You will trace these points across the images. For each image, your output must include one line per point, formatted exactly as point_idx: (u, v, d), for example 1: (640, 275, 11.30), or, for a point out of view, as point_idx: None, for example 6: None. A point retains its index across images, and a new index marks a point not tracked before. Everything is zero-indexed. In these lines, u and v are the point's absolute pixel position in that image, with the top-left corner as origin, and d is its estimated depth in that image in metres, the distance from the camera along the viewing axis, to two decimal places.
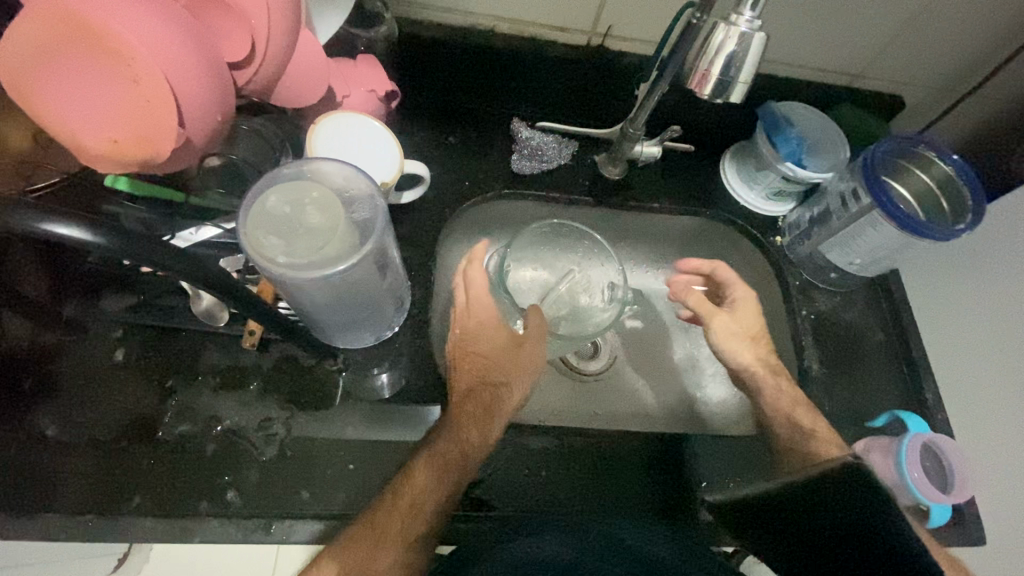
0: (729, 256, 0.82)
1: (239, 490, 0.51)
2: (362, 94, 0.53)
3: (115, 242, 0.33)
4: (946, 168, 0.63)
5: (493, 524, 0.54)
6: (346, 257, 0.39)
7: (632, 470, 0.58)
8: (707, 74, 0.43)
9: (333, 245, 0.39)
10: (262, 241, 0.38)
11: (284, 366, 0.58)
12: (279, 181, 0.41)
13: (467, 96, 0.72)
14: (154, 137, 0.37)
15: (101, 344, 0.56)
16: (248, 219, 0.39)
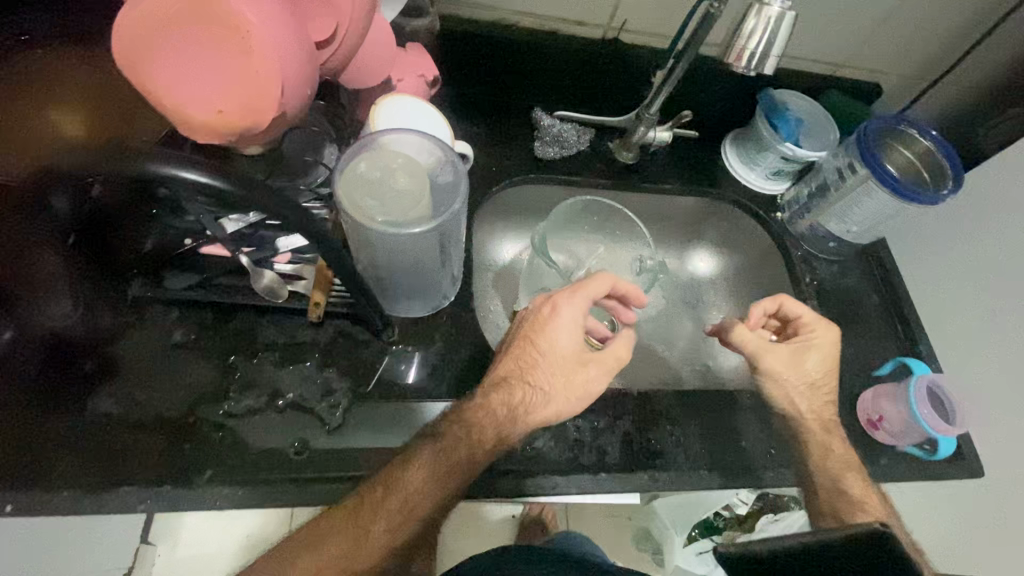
0: (732, 233, 0.88)
1: (311, 457, 0.53)
2: (414, 79, 0.57)
3: (236, 187, 0.35)
4: (926, 143, 0.71)
5: (551, 478, 0.58)
6: (433, 217, 0.43)
7: (670, 425, 0.63)
8: (744, 51, 0.49)
9: (422, 206, 0.43)
10: (360, 202, 0.41)
11: (339, 341, 0.60)
12: (365, 149, 0.44)
13: (491, 87, 0.76)
14: (255, 108, 0.39)
15: (160, 325, 0.56)
16: (343, 184, 0.42)
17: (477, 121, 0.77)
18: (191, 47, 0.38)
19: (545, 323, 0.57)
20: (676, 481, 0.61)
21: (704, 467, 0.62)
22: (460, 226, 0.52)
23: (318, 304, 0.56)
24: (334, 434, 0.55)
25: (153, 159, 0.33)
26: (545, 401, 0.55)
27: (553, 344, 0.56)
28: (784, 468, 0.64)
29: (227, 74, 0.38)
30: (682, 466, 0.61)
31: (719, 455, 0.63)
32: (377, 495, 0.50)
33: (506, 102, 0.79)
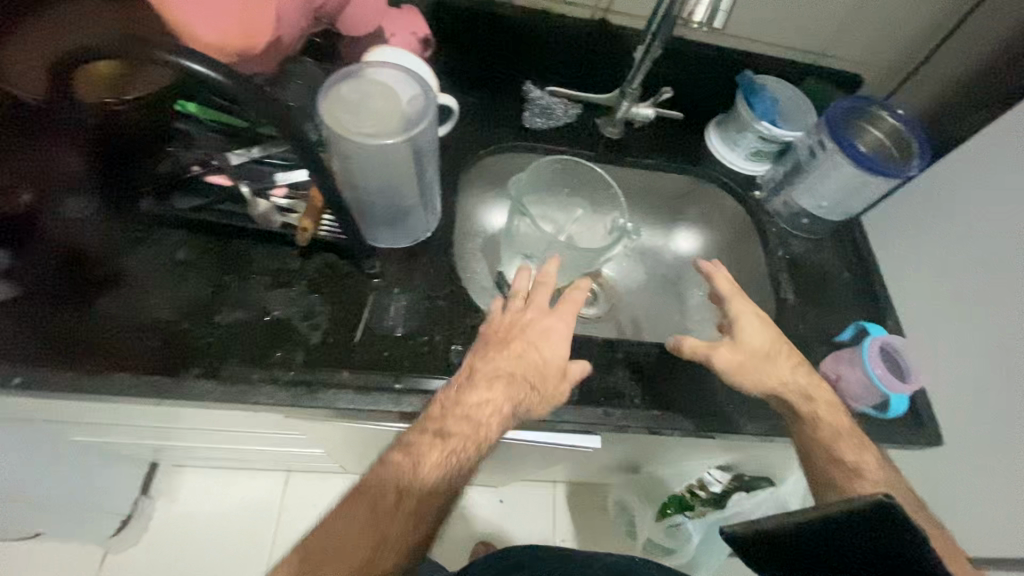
0: (713, 213, 0.92)
1: (289, 366, 0.58)
2: (406, 36, 0.62)
3: (229, 82, 0.41)
4: (892, 122, 0.76)
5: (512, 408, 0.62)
6: (404, 133, 0.49)
7: (631, 371, 0.67)
8: None
9: (395, 124, 0.49)
10: (341, 118, 0.48)
11: (325, 271, 0.65)
12: (349, 74, 0.50)
13: (485, 61, 0.82)
14: (255, 29, 0.47)
15: (166, 243, 0.62)
16: (326, 102, 0.48)
17: (471, 92, 0.83)
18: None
19: (542, 328, 0.58)
20: (633, 422, 0.64)
21: (660, 412, 0.65)
22: (434, 149, 0.58)
23: (307, 230, 0.62)
24: (313, 350, 0.60)
25: (160, 49, 0.40)
26: (535, 400, 0.57)
27: (528, 350, 0.57)
28: (741, 418, 0.67)
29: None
30: (638, 409, 0.65)
31: (677, 405, 0.66)
32: (389, 503, 0.51)
33: (499, 76, 0.84)
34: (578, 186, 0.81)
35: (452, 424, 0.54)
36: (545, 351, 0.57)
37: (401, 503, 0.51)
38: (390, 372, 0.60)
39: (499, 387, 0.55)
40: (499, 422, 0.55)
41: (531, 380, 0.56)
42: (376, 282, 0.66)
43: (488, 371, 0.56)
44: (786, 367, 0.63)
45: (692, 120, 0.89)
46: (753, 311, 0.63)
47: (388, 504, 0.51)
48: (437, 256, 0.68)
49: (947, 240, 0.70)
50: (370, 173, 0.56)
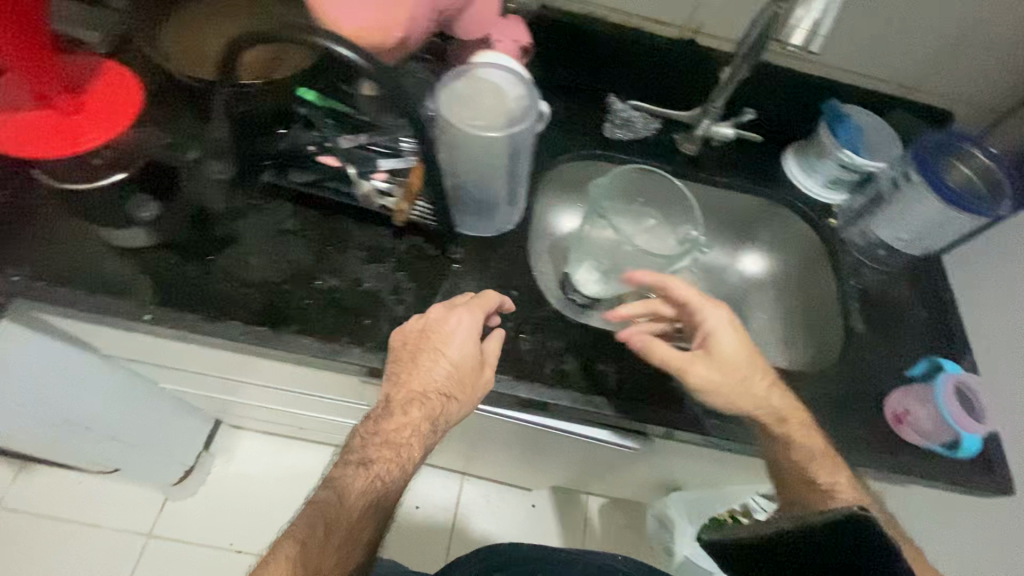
0: (784, 238, 0.92)
1: (375, 333, 0.64)
2: (509, 44, 0.67)
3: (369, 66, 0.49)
4: (983, 159, 0.76)
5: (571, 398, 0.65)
6: (505, 129, 0.54)
7: (691, 379, 0.68)
8: None
9: (498, 119, 0.54)
10: (451, 109, 0.54)
11: (413, 252, 0.70)
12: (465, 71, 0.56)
13: (574, 72, 0.87)
14: (389, 25, 0.53)
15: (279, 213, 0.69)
16: (441, 94, 0.54)
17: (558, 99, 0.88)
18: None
19: (438, 336, 0.61)
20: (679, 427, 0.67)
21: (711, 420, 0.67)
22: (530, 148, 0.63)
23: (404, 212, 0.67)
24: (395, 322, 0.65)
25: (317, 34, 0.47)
26: (455, 408, 0.60)
27: (449, 352, 0.60)
28: (798, 440, 0.67)
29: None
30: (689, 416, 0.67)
31: (731, 418, 0.68)
32: (319, 537, 0.54)
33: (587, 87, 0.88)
34: (651, 197, 0.84)
35: (372, 451, 0.58)
36: (446, 357, 0.60)
37: (333, 536, 0.55)
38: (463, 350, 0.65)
39: (414, 411, 0.59)
40: (428, 435, 0.60)
41: (451, 395, 0.60)
42: (457, 267, 0.71)
43: (409, 398, 0.60)
44: (762, 386, 0.64)
45: (771, 144, 0.90)
46: (727, 312, 0.63)
47: (319, 536, 0.54)
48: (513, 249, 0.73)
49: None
50: (469, 165, 0.62)
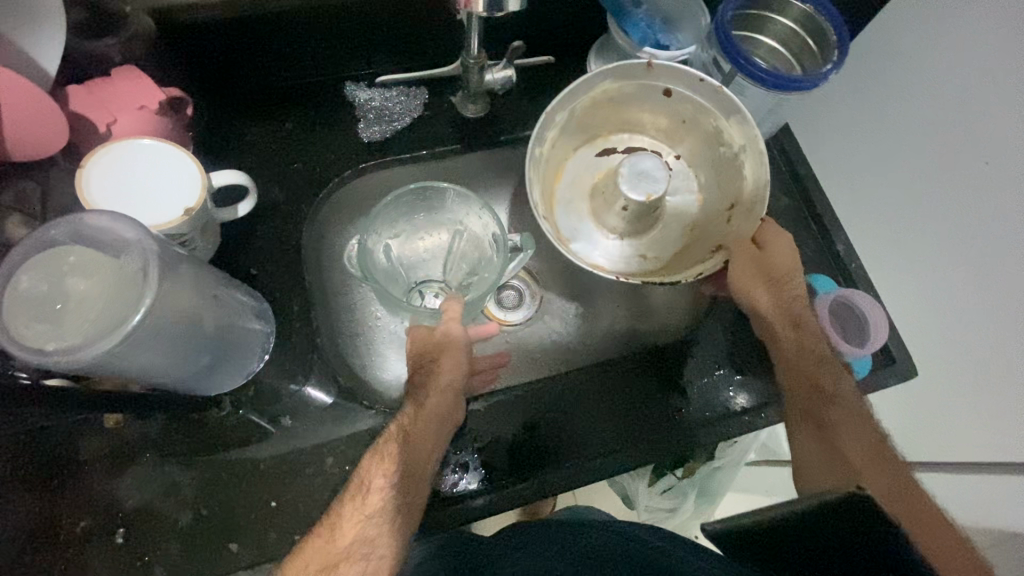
0: None
1: (165, 565, 0.50)
2: (132, 115, 0.47)
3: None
4: (802, 7, 0.59)
5: (488, 497, 0.56)
6: (121, 285, 0.35)
7: (604, 413, 0.61)
8: None
9: (106, 286, 0.35)
10: (32, 290, 0.34)
11: (175, 427, 0.54)
12: (52, 244, 0.35)
13: (292, 72, 0.63)
14: None
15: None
16: (27, 267, 0.34)
17: (279, 119, 0.64)
18: (38, 140, 0.42)
19: (608, 190, 0.62)
20: (532, 470, 0.58)
21: (500, 485, 0.57)
22: (199, 291, 0.42)
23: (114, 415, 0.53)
24: (710, 439, 0.60)
25: None
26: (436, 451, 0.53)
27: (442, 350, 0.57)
28: (729, 418, 0.61)
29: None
30: (489, 501, 0.56)
31: (678, 431, 0.60)
32: None
33: (314, 80, 0.64)
34: (437, 208, 0.66)
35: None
36: (593, 238, 0.65)
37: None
38: (266, 510, 0.52)
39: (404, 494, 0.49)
40: (601, 460, 0.59)
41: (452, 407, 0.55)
42: (238, 414, 0.55)
43: (760, 257, 0.59)
44: (635, 386, 0.63)
45: (567, 63, 0.71)
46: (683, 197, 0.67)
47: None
48: (310, 314, 0.60)
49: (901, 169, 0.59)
50: (152, 365, 0.41)
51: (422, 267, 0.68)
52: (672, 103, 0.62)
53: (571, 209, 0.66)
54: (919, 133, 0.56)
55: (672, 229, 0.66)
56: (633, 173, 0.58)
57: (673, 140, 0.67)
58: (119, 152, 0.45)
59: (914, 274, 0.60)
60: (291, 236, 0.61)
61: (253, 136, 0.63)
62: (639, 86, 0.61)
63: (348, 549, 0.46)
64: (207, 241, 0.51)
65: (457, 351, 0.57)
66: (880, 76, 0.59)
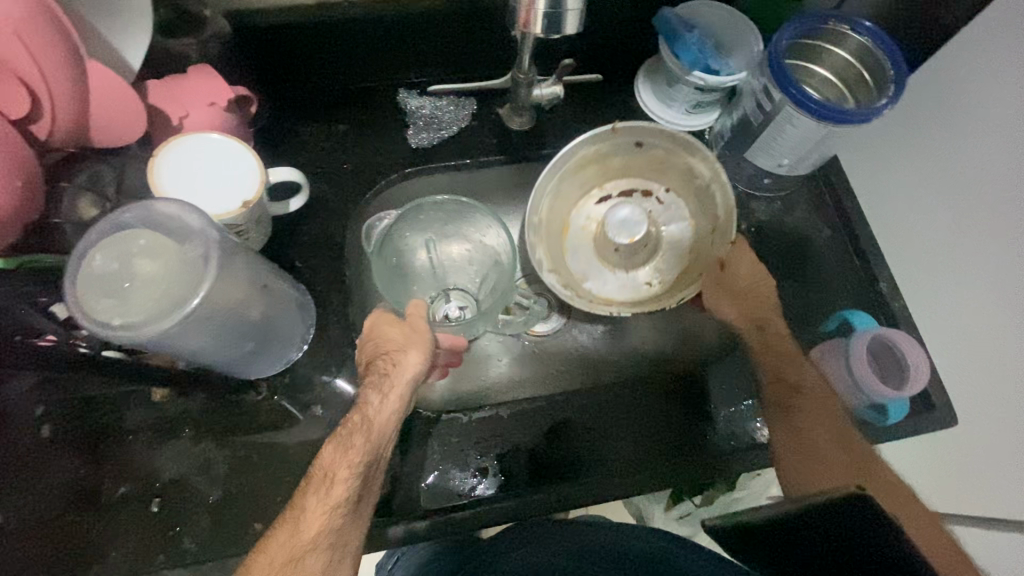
0: None
1: (194, 536, 0.52)
2: (202, 110, 0.50)
3: None
4: (860, 39, 0.59)
5: (500, 504, 0.57)
6: (180, 272, 0.37)
7: (624, 432, 0.61)
8: (534, 11, 0.45)
9: (168, 271, 0.37)
10: (102, 267, 0.36)
11: (213, 406, 0.56)
12: (123, 227, 0.38)
13: (350, 77, 0.66)
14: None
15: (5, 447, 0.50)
16: (99, 245, 0.37)
17: (333, 120, 0.66)
18: (115, 130, 0.44)
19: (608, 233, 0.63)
20: (548, 482, 0.58)
21: (512, 493, 0.57)
22: (249, 284, 0.45)
23: (161, 391, 0.56)
24: (732, 469, 0.60)
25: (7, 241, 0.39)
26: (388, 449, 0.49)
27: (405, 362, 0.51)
28: (750, 451, 0.60)
29: (20, 205, 0.38)
30: (502, 507, 0.57)
31: (696, 460, 0.60)
32: None
33: (369, 85, 0.67)
34: (462, 221, 0.65)
35: None
36: (603, 284, 0.65)
37: None
38: (289, 494, 0.54)
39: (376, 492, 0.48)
40: (613, 479, 0.59)
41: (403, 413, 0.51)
42: (274, 398, 0.58)
43: (726, 284, 0.62)
44: (658, 409, 0.63)
45: (616, 81, 0.72)
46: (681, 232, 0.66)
47: None
48: (348, 309, 0.62)
49: (944, 209, 0.58)
50: (198, 348, 0.43)
51: (453, 272, 0.66)
52: (648, 152, 0.64)
53: (579, 256, 0.65)
54: (969, 176, 0.54)
55: (676, 261, 0.66)
56: (614, 224, 0.63)
57: (663, 175, 0.65)
58: (189, 144, 0.48)
59: (958, 318, 0.58)
60: (336, 233, 0.64)
61: (308, 136, 0.65)
62: (612, 145, 0.63)
63: (316, 541, 0.45)
64: (261, 231, 0.53)
65: (421, 348, 0.52)
66: (935, 114, 0.58)
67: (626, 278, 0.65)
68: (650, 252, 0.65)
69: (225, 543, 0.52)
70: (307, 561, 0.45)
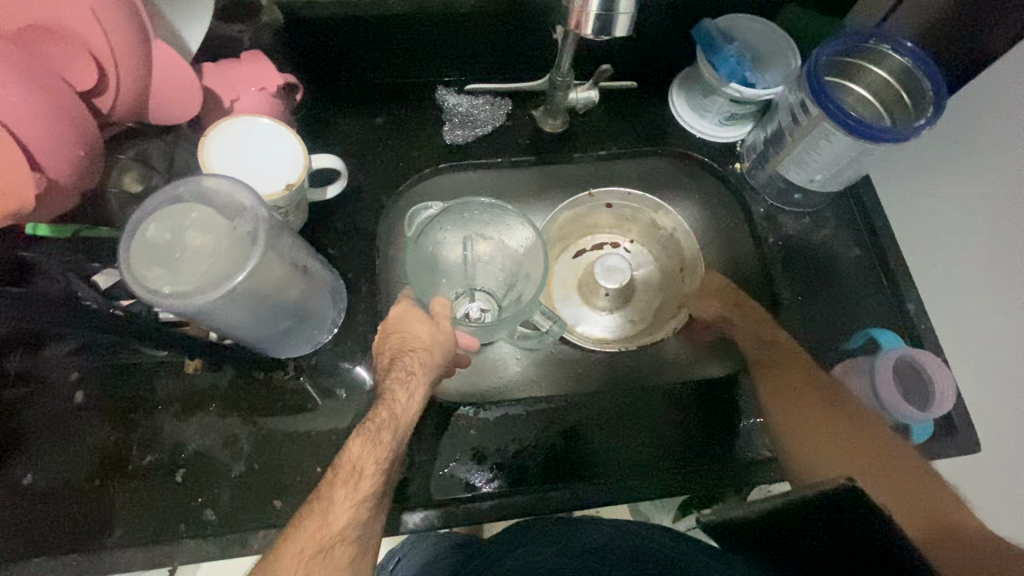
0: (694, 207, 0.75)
1: (215, 509, 0.53)
2: (252, 95, 0.52)
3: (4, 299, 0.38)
4: (901, 59, 0.59)
5: (514, 501, 0.57)
6: (226, 247, 0.39)
7: (637, 440, 0.61)
8: (584, 11, 0.46)
9: (216, 246, 0.39)
10: (156, 237, 0.38)
11: (240, 383, 0.58)
12: (176, 201, 0.40)
13: (390, 71, 0.67)
14: (65, 57, 0.38)
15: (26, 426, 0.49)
16: (151, 215, 0.39)
17: (371, 112, 0.68)
18: (171, 106, 0.46)
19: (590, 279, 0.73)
20: (561, 487, 0.58)
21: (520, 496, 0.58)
22: (288, 264, 0.46)
23: (193, 364, 0.57)
24: (749, 480, 0.59)
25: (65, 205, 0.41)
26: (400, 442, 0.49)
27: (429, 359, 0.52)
28: (766, 463, 0.60)
29: (81, 171, 0.40)
30: (512, 507, 0.57)
31: (712, 471, 0.60)
32: None
33: (409, 80, 0.69)
34: (489, 220, 0.67)
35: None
36: (592, 325, 0.73)
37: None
38: (310, 474, 0.55)
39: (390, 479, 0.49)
40: (622, 483, 0.59)
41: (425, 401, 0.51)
42: (299, 379, 0.59)
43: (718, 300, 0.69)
44: (674, 417, 0.62)
45: (650, 90, 0.72)
46: (653, 275, 0.76)
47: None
48: (375, 297, 0.63)
49: (979, 232, 0.57)
50: (236, 322, 0.45)
51: (482, 274, 0.69)
52: (617, 213, 0.75)
53: (570, 300, 0.74)
54: (1005, 201, 0.54)
55: (653, 299, 0.75)
56: (603, 269, 0.70)
57: (629, 230, 0.76)
58: (237, 126, 0.50)
59: (986, 342, 0.57)
60: (367, 222, 0.65)
61: (347, 126, 0.67)
62: (585, 208, 0.74)
63: (344, 533, 0.45)
64: (299, 215, 0.55)
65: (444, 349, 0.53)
66: (971, 137, 0.58)
67: (613, 318, 0.74)
68: (631, 292, 0.74)
69: (246, 518, 0.53)
70: (334, 553, 0.44)
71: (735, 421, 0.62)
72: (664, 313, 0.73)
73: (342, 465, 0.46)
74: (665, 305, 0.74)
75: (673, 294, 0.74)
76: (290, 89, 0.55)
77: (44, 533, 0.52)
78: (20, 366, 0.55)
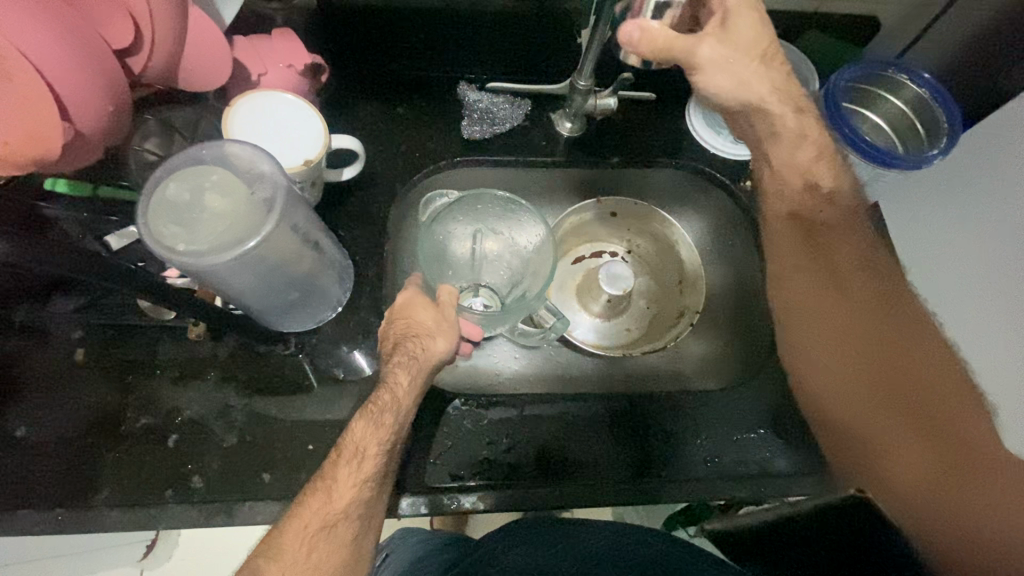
0: (703, 222, 0.76)
1: (203, 476, 0.53)
2: (280, 71, 0.53)
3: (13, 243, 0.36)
4: (918, 90, 0.60)
5: (504, 496, 0.58)
6: (243, 211, 0.39)
7: (630, 445, 0.61)
8: None
9: (234, 209, 0.39)
10: (176, 196, 0.39)
11: (239, 354, 0.58)
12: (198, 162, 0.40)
13: (412, 62, 0.68)
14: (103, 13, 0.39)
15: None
16: (173, 174, 0.40)
17: (391, 102, 0.69)
18: (201, 73, 0.47)
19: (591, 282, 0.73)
20: (551, 485, 0.58)
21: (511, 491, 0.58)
22: (300, 235, 0.46)
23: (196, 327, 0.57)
24: (739, 494, 0.59)
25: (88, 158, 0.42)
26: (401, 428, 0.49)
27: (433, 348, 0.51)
28: (757, 479, 0.60)
29: (108, 126, 0.41)
30: (502, 500, 0.58)
31: (703, 482, 0.59)
32: None
33: (430, 73, 0.69)
34: (501, 215, 0.68)
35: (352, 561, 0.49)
36: (589, 330, 0.73)
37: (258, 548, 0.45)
38: (301, 452, 0.55)
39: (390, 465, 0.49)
40: (612, 488, 0.59)
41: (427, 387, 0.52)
42: (297, 356, 0.59)
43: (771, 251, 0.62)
44: (671, 425, 0.62)
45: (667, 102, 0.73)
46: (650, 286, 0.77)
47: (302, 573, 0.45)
48: (380, 283, 0.63)
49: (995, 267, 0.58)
50: (243, 288, 0.45)
51: (488, 270, 0.70)
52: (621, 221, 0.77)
53: (569, 303, 0.75)
54: None
55: (650, 309, 0.75)
56: (608, 274, 0.70)
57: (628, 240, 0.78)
58: (261, 99, 0.51)
59: (988, 377, 0.58)
60: (379, 209, 0.65)
61: (365, 112, 0.68)
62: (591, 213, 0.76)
63: (347, 510, 0.46)
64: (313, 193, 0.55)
65: (449, 335, 0.53)
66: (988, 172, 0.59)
67: (612, 324, 0.74)
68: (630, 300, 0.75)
69: (235, 489, 0.53)
70: (339, 528, 0.45)
71: (728, 436, 0.62)
72: (661, 324, 0.74)
73: (344, 447, 0.47)
74: (663, 316, 0.75)
75: (670, 306, 0.75)
76: (315, 69, 0.56)
77: (31, 487, 0.52)
78: (25, 319, 0.56)
